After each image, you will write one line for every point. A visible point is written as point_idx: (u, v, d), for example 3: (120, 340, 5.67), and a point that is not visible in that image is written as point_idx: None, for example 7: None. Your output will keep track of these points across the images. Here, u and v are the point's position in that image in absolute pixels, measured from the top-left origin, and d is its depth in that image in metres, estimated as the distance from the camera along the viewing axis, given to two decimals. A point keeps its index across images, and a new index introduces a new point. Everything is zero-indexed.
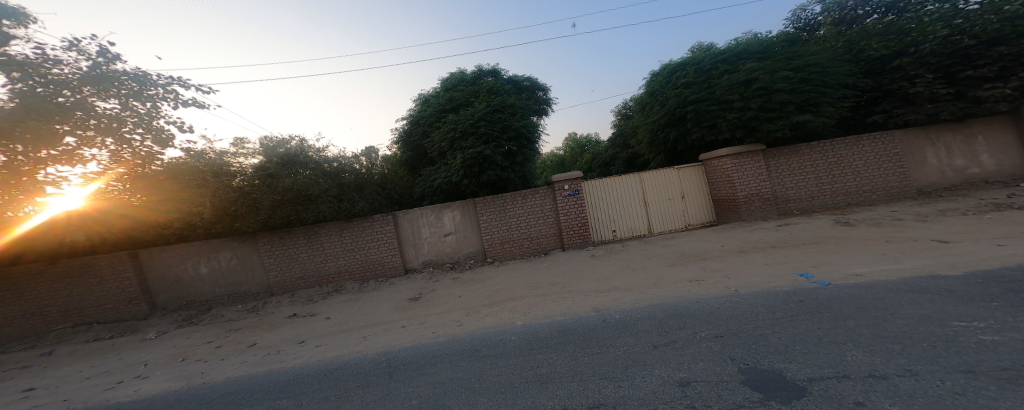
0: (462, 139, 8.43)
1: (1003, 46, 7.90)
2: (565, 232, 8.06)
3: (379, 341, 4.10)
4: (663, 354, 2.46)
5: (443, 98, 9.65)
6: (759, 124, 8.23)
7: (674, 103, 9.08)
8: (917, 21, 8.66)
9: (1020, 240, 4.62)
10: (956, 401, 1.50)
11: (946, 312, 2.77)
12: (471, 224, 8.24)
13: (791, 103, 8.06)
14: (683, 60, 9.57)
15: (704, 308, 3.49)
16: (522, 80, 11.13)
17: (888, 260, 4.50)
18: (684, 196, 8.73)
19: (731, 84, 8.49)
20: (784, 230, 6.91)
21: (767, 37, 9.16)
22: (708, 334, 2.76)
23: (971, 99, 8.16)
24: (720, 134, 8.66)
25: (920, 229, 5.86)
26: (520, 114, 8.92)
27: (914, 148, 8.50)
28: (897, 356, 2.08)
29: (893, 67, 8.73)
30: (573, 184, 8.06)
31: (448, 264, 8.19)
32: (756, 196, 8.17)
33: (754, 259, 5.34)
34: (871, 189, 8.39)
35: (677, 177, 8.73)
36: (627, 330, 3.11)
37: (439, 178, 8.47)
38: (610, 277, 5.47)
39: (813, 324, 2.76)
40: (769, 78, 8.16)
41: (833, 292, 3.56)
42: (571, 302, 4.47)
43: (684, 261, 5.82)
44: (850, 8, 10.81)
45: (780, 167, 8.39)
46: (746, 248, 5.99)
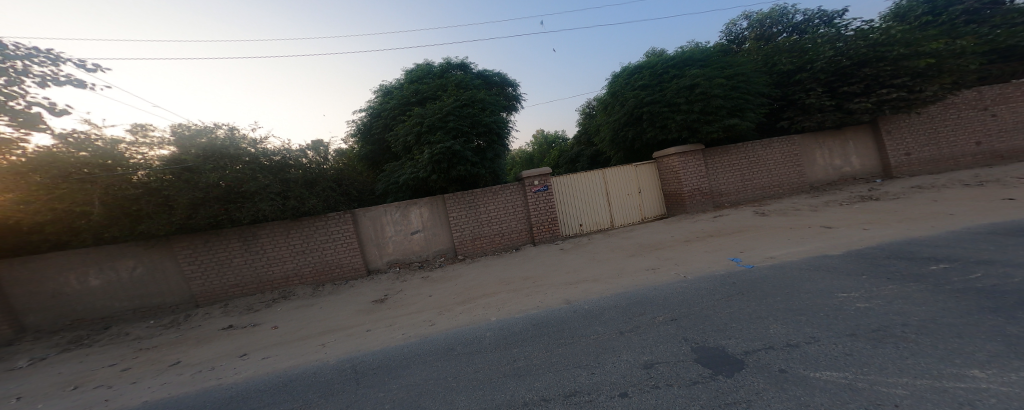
0: (429, 134, 8.09)
1: (869, 68, 9.62)
2: (535, 227, 8.21)
3: (341, 347, 3.81)
4: (629, 339, 2.64)
5: (408, 91, 9.17)
6: (700, 126, 9.11)
7: (632, 104, 9.81)
8: (813, 42, 10.32)
9: (878, 224, 5.80)
10: (845, 359, 1.86)
11: (834, 285, 3.37)
12: (440, 221, 8.00)
13: (724, 108, 9.06)
14: (639, 63, 10.24)
15: (660, 294, 3.80)
16: (490, 75, 10.95)
17: (793, 244, 5.33)
18: (641, 192, 9.38)
19: (679, 88, 9.28)
20: (719, 221, 7.79)
21: (707, 47, 10.18)
22: (665, 318, 3.03)
23: (846, 111, 9.89)
24: (670, 134, 9.47)
25: (815, 217, 7.01)
26: (491, 110, 8.74)
27: (812, 150, 10.12)
28: (805, 325, 2.51)
29: (795, 80, 10.28)
30: (542, 180, 8.21)
31: (415, 263, 7.87)
32: (698, 191, 9.06)
33: (698, 247, 5.94)
34: (782, 184, 9.79)
35: (633, 174, 9.36)
36: (596, 320, 3.27)
37: (405, 174, 8.09)
38: (570, 270, 5.72)
39: (744, 303, 3.17)
40: (709, 84, 9.07)
41: (758, 273, 4.12)
42: (544, 295, 4.57)
43: (639, 252, 6.27)
44: (768, 26, 12.57)
45: (717, 165, 9.41)
46: (691, 238, 6.63)
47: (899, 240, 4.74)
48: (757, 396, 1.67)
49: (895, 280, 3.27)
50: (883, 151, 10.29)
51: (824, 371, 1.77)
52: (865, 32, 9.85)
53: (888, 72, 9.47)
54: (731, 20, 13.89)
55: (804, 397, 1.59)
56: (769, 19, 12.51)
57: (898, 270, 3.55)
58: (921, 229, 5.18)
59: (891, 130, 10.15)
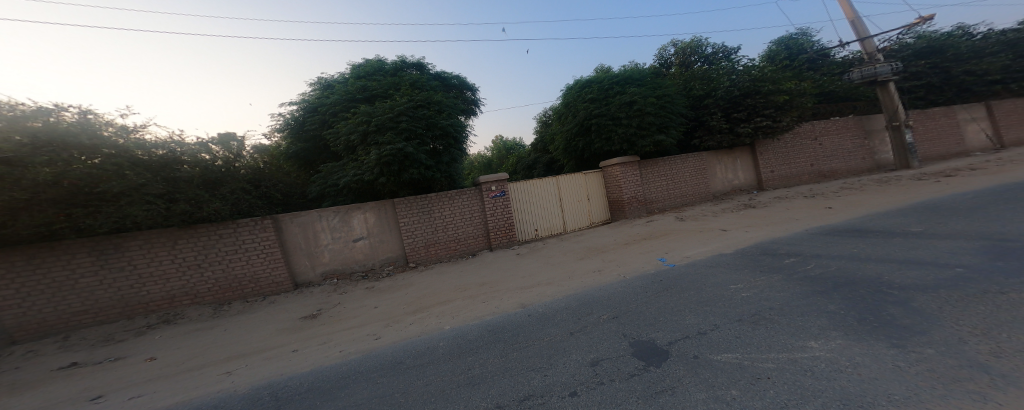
0: (378, 134, 7.21)
1: (751, 99, 11.54)
2: (492, 233, 8.24)
3: (257, 373, 3.28)
4: (578, 339, 2.76)
5: (353, 86, 8.36)
6: (637, 140, 10.03)
7: (582, 116, 10.53)
8: (716, 72, 12.18)
9: (756, 227, 7.07)
10: (735, 343, 2.32)
11: (731, 279, 4.00)
12: (389, 227, 7.53)
13: (655, 125, 10.10)
14: (591, 77, 10.94)
15: (604, 294, 4.06)
16: (448, 76, 10.18)
17: (703, 244, 6.19)
18: (589, 198, 9.92)
19: (621, 104, 10.12)
20: (651, 225, 8.65)
21: (646, 69, 11.23)
22: (608, 317, 3.24)
23: (735, 134, 11.81)
24: (614, 146, 10.28)
25: (717, 221, 8.23)
26: (449, 113, 8.08)
27: (712, 165, 11.96)
28: (710, 314, 2.97)
29: (703, 105, 12.00)
30: (499, 185, 8.33)
31: (356, 274, 7.24)
32: (635, 199, 9.96)
33: (634, 249, 6.50)
34: (694, 193, 11.30)
35: (583, 181, 9.87)
36: (549, 322, 3.34)
37: (347, 176, 7.28)
38: (512, 275, 5.83)
39: (670, 298, 3.57)
40: (645, 102, 10.03)
41: (681, 271, 4.66)
42: (499, 300, 4.50)
43: (587, 254, 6.64)
44: (688, 55, 14.83)
45: (650, 175, 10.48)
46: (629, 241, 7.23)
47: (774, 239, 5.84)
48: (679, 383, 1.90)
49: (766, 274, 4.09)
50: (758, 169, 12.53)
51: (723, 355, 2.16)
52: (748, 70, 11.77)
53: (760, 104, 11.43)
54: (662, 47, 15.91)
55: (711, 380, 1.89)
56: (690, 49, 14.73)
57: (775, 265, 4.39)
58: (782, 230, 6.50)
59: (762, 152, 12.45)
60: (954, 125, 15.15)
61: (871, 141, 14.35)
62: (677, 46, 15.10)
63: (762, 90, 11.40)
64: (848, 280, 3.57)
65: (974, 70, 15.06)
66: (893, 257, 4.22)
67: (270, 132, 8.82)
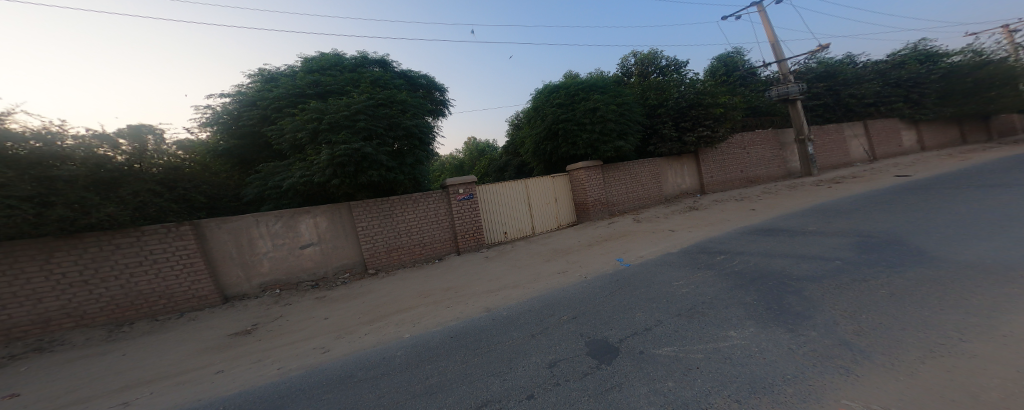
0: (332, 133, 6.76)
1: (696, 110, 12.51)
2: (461, 236, 8.11)
3: (173, 399, 2.90)
4: (538, 342, 2.79)
5: (305, 81, 7.84)
6: (600, 145, 10.44)
7: (551, 120, 10.81)
8: (668, 83, 13.06)
9: (697, 228, 7.71)
10: (675, 337, 2.59)
11: (680, 278, 4.30)
12: (343, 232, 7.09)
13: (616, 131, 10.54)
14: (559, 83, 11.22)
15: (567, 295, 4.16)
16: (414, 75, 9.84)
17: (654, 244, 6.61)
18: (557, 200, 10.12)
19: (586, 110, 10.46)
20: (613, 226, 9.03)
21: (609, 77, 11.71)
22: (568, 317, 3.32)
23: (683, 142, 12.77)
24: (579, 150, 10.62)
25: (668, 223, 8.81)
26: (414, 113, 7.81)
27: (664, 170, 12.82)
28: (657, 311, 3.21)
29: (657, 114, 12.83)
30: (467, 188, 8.22)
31: (304, 283, 6.70)
32: (599, 202, 10.36)
33: (597, 250, 6.73)
34: (649, 196, 12.01)
35: (551, 184, 10.06)
36: (512, 325, 3.33)
37: (293, 177, 6.75)
38: (472, 280, 5.79)
39: (626, 296, 3.75)
40: (608, 109, 10.44)
41: (636, 270, 4.92)
42: (464, 305, 4.42)
43: (550, 257, 6.69)
44: (646, 66, 15.86)
45: (612, 179, 10.94)
46: (593, 242, 7.46)
47: (712, 238, 6.42)
48: (626, 379, 2.01)
49: (710, 271, 4.44)
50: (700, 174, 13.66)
51: (662, 348, 2.41)
52: (693, 83, 12.75)
53: (703, 115, 12.45)
54: (623, 58, 16.81)
55: (652, 373, 2.06)
56: (647, 61, 15.76)
57: (715, 262, 4.81)
58: (715, 230, 7.20)
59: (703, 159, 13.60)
60: (846, 139, 17.76)
61: (786, 151, 16.21)
62: (636, 57, 16.06)
63: (703, 103, 12.39)
64: (766, 274, 4.09)
65: (855, 94, 18.23)
66: (799, 252, 4.86)
67: (204, 128, 7.95)
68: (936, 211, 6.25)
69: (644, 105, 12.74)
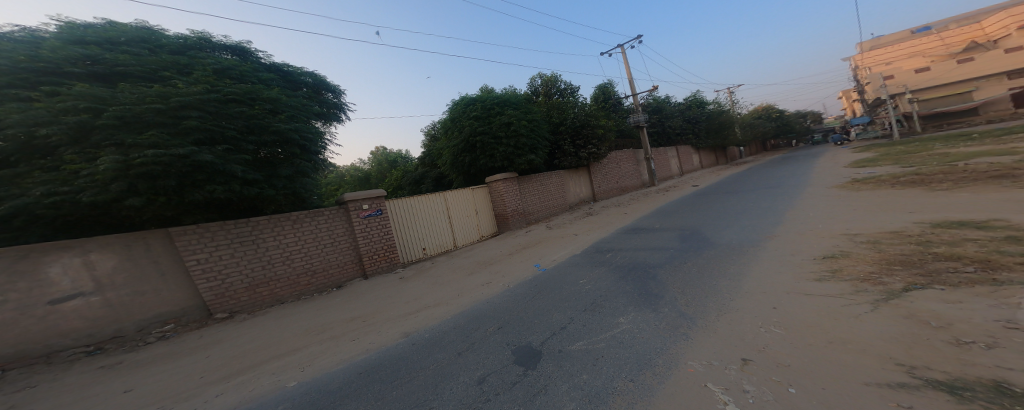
0: (127, 132, 4.69)
1: (592, 130, 14.31)
2: (367, 258, 7.27)
3: None
4: (464, 359, 2.68)
5: (65, 51, 4.91)
6: (515, 158, 10.94)
7: (467, 132, 10.82)
8: (571, 104, 14.57)
9: (596, 230, 8.76)
10: (586, 331, 2.89)
11: (589, 276, 4.73)
12: (150, 272, 4.93)
13: (528, 146, 11.18)
14: (475, 96, 11.37)
15: (490, 306, 4.12)
16: (289, 67, 7.89)
17: (565, 247, 7.19)
18: (477, 212, 10.10)
19: (500, 124, 10.80)
20: (531, 235, 9.45)
21: (521, 95, 12.39)
22: (493, 328, 3.30)
23: (581, 158, 14.44)
24: (496, 162, 10.90)
25: (575, 227, 9.72)
26: (290, 115, 6.63)
27: (568, 181, 14.18)
28: (570, 308, 3.52)
29: (561, 131, 14.17)
30: (373, 203, 7.54)
31: (72, 354, 4.15)
32: (517, 212, 10.79)
33: (518, 258, 6.90)
34: (558, 205, 13.07)
35: (471, 196, 10.00)
36: (436, 347, 3.13)
37: (37, 194, 4.27)
38: (378, 307, 5.22)
39: (545, 301, 3.93)
40: (521, 124, 10.98)
41: (551, 274, 5.23)
42: (378, 334, 3.97)
43: (466, 273, 6.45)
44: (551, 87, 17.38)
45: (528, 190, 11.52)
46: (513, 251, 7.66)
47: (608, 238, 7.32)
48: (550, 379, 2.11)
49: (611, 267, 5.02)
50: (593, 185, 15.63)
51: (576, 344, 2.65)
52: (588, 107, 14.60)
53: (597, 134, 14.33)
54: (532, 78, 18.04)
55: (570, 368, 2.24)
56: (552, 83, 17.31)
57: (615, 260, 5.44)
58: (596, 231, 8.42)
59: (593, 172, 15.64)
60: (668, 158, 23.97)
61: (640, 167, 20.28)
62: (542, 78, 17.47)
63: (596, 126, 14.35)
64: (649, 266, 4.87)
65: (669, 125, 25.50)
66: (653, 245, 6.04)
67: None
68: (743, 208, 8.58)
69: (551, 123, 13.88)
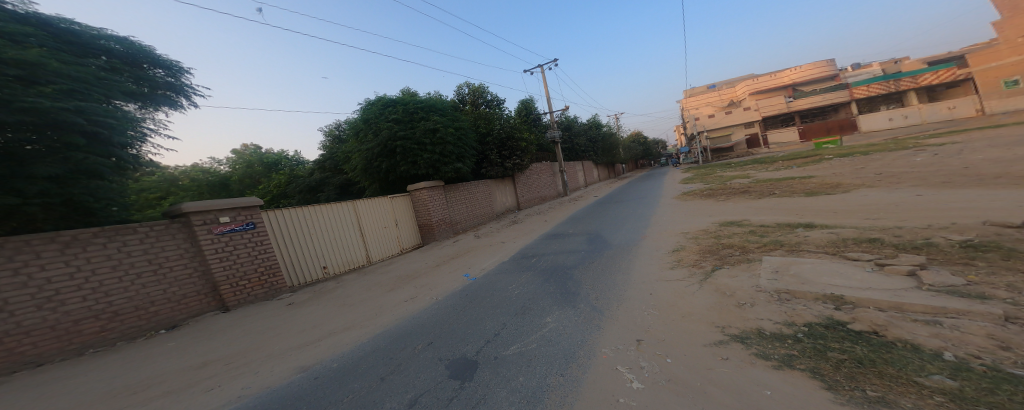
0: None
1: (518, 141, 14.79)
2: (228, 285, 5.32)
3: None
4: (390, 383, 2.40)
5: None
6: (441, 166, 10.62)
7: (386, 136, 10.10)
8: (497, 115, 14.89)
9: (523, 237, 8.99)
10: (515, 335, 2.96)
11: (518, 281, 4.78)
12: None
13: (455, 154, 10.99)
14: (395, 97, 10.78)
15: (417, 323, 3.81)
16: (68, 23, 4.51)
17: (493, 255, 7.17)
18: (396, 224, 9.37)
19: (425, 130, 10.37)
20: (458, 244, 9.17)
21: (447, 101, 12.13)
22: (422, 345, 3.06)
23: (507, 168, 14.81)
24: (419, 170, 10.41)
25: (503, 235, 9.81)
26: (62, 89, 4.01)
27: (494, 191, 14.33)
28: (501, 314, 3.54)
29: (489, 141, 14.30)
30: (240, 216, 5.65)
31: None
32: (443, 222, 10.43)
33: (445, 270, 6.58)
34: (484, 214, 13.06)
35: (389, 206, 9.25)
36: (353, 375, 2.73)
37: None
38: (244, 346, 3.89)
39: (477, 310, 3.80)
40: (447, 131, 10.70)
41: (481, 282, 5.12)
42: (276, 363, 3.29)
43: (386, 291, 5.76)
44: (478, 96, 17.50)
45: (453, 199, 11.22)
46: (439, 262, 7.32)
47: (533, 244, 7.55)
48: (487, 389, 2.07)
49: (538, 271, 5.19)
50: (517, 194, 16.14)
51: (510, 350, 2.66)
52: (513, 119, 15.13)
53: (522, 146, 14.90)
54: (458, 86, 17.93)
55: (508, 375, 2.23)
56: (479, 93, 17.45)
57: (541, 264, 5.61)
58: (523, 238, 8.72)
59: (517, 182, 16.20)
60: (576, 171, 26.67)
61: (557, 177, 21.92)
62: (468, 87, 17.49)
63: (522, 139, 14.94)
64: (570, 267, 5.18)
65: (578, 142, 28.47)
66: (572, 248, 6.51)
67: None
68: (645, 213, 9.81)
69: (478, 132, 13.90)
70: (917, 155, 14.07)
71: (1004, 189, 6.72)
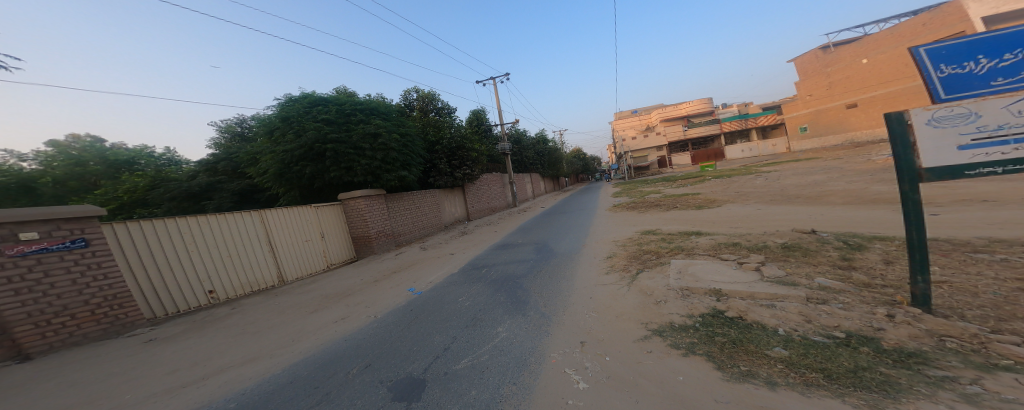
0: None
1: (468, 151, 14.65)
2: (34, 326, 3.72)
3: None
4: None
5: None
6: (382, 174, 9.99)
7: (312, 137, 9.10)
8: (447, 124, 14.59)
9: (471, 248, 8.86)
10: (463, 347, 2.90)
11: (467, 293, 4.66)
12: None
13: (399, 161, 10.46)
14: (327, 96, 9.90)
15: (356, 342, 3.47)
16: None
17: (439, 268, 6.90)
18: (323, 236, 8.37)
19: (364, 134, 9.67)
20: (400, 258, 8.68)
21: (391, 105, 11.54)
22: (360, 368, 2.78)
23: (455, 177, 14.57)
24: (356, 177, 9.65)
25: (451, 247, 9.54)
26: None
27: (442, 201, 14.00)
28: (449, 328, 3.42)
29: (437, 150, 13.93)
30: (69, 231, 4.20)
31: None
32: (382, 233, 9.76)
33: (385, 285, 6.10)
34: (430, 225, 12.61)
35: (315, 216, 8.22)
36: (274, 406, 2.38)
37: None
38: (115, 383, 3.08)
39: (422, 326, 3.60)
40: (390, 137, 10.11)
41: (427, 296, 4.86)
42: (170, 397, 2.71)
43: (318, 309, 5.09)
44: (427, 104, 17.05)
45: (395, 209, 10.58)
46: (379, 278, 6.78)
47: (480, 256, 7.46)
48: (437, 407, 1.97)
49: (487, 282, 5.14)
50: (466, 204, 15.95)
51: (460, 364, 2.57)
52: (463, 129, 15.00)
53: (471, 156, 14.81)
54: (405, 92, 17.26)
55: (458, 391, 2.15)
56: (428, 100, 17.01)
57: (490, 275, 5.54)
58: (473, 249, 8.56)
59: (467, 192, 16.04)
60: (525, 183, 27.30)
61: (506, 189, 22.18)
62: (417, 94, 16.98)
63: (473, 151, 14.89)
64: (517, 277, 5.21)
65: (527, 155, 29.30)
66: (519, 258, 6.58)
67: None
68: (588, 224, 10.34)
69: (427, 140, 13.43)
70: (760, 178, 17.72)
71: (809, 206, 8.87)
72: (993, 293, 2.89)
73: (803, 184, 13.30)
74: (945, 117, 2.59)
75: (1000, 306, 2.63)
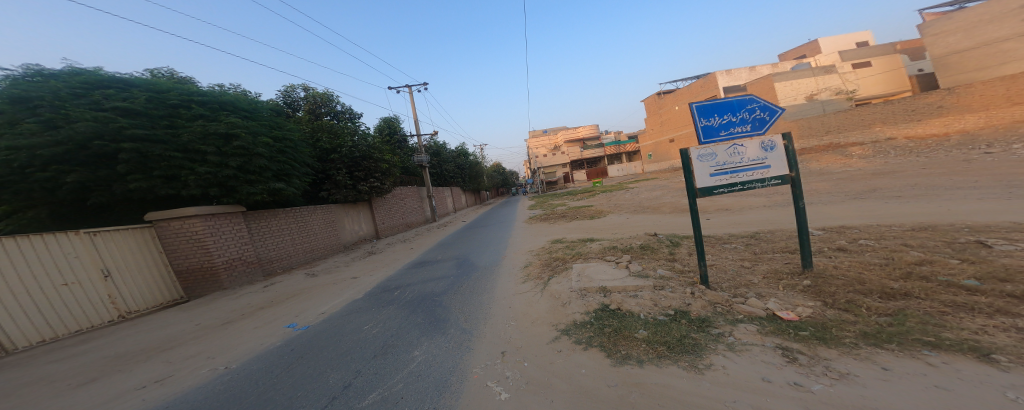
0: None
1: (372, 162, 13.45)
2: None
3: None
4: None
5: None
6: (236, 185, 8.05)
7: (87, 130, 6.03)
8: (343, 128, 13.07)
9: (374, 270, 7.96)
10: (359, 384, 2.45)
11: (371, 321, 4.08)
12: None
13: (268, 170, 8.75)
14: (131, 78, 7.19)
15: (214, 398, 2.63)
16: None
17: (336, 296, 5.94)
18: (106, 275, 5.68)
19: (206, 134, 7.62)
20: (270, 290, 7.13)
21: (257, 102, 9.62)
22: None
23: (359, 190, 13.20)
24: (184, 189, 7.30)
25: (350, 271, 8.44)
26: None
27: (338, 218, 12.50)
28: (352, 362, 2.90)
29: (331, 159, 12.46)
30: None
31: None
32: (239, 261, 7.69)
33: (244, 326, 4.77)
34: (318, 247, 10.99)
35: (93, 247, 5.57)
36: None
37: None
38: None
39: (308, 368, 2.95)
40: (250, 140, 8.28)
41: (314, 332, 4.07)
42: None
43: (124, 366, 3.70)
44: (318, 106, 15.28)
45: (260, 232, 8.67)
46: (232, 319, 5.24)
47: (378, 280, 6.68)
48: None
49: (397, 305, 4.63)
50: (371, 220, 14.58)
51: (363, 402, 2.16)
52: (365, 136, 13.75)
53: (377, 167, 13.64)
54: (287, 89, 15.11)
55: None
56: (320, 102, 15.25)
57: (397, 298, 4.99)
58: (384, 270, 7.71)
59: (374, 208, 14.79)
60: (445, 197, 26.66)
61: (424, 203, 21.23)
62: (305, 93, 15.14)
63: (379, 163, 13.77)
64: (422, 298, 4.77)
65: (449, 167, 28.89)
66: (422, 278, 6.12)
67: None
68: (500, 238, 10.45)
69: (314, 146, 11.77)
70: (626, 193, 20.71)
71: (669, 214, 10.60)
72: (731, 269, 3.97)
73: (655, 197, 16.02)
74: (704, 154, 3.55)
75: (733, 278, 3.64)
